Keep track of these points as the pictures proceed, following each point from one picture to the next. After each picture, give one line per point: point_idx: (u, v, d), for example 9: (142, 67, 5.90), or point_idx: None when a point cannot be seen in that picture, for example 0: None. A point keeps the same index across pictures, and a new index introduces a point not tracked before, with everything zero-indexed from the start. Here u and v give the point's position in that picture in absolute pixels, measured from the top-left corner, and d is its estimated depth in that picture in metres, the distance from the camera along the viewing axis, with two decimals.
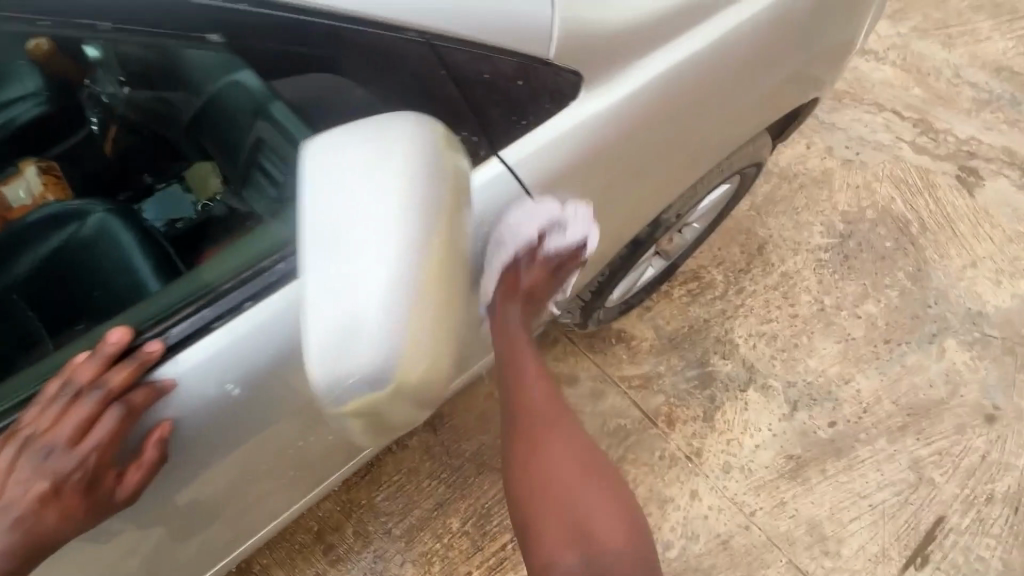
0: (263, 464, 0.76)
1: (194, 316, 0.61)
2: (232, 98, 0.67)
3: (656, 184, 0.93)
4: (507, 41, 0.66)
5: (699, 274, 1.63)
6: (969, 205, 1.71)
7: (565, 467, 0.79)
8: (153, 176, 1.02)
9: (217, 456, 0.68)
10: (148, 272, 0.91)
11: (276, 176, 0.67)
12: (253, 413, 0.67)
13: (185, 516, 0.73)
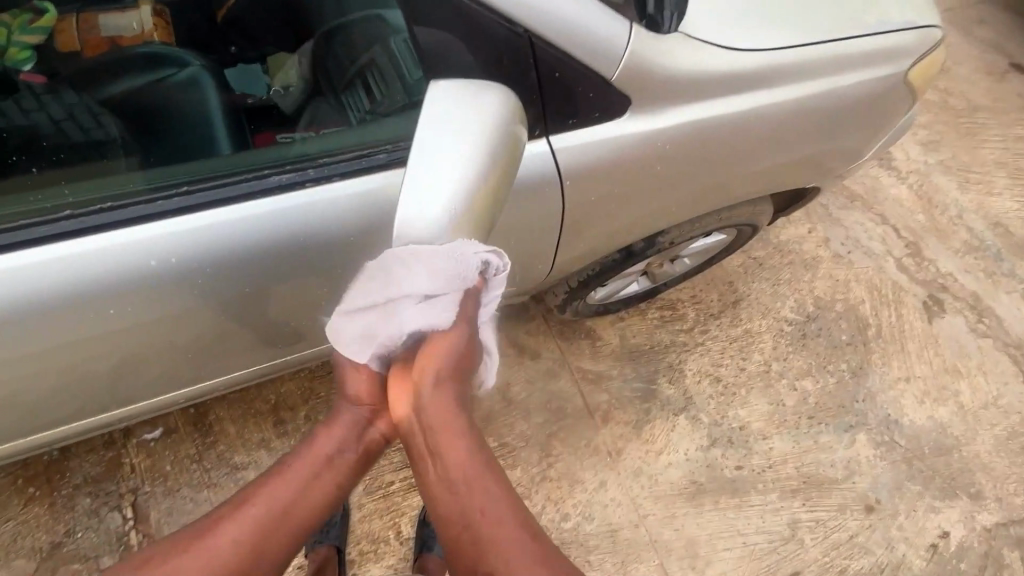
0: (272, 313, 1.01)
1: (275, 178, 0.86)
2: (365, 33, 0.91)
3: (660, 210, 1.06)
4: (584, 59, 0.80)
5: (675, 305, 1.81)
6: (924, 329, 1.89)
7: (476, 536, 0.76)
8: (237, 49, 1.13)
9: (248, 287, 0.92)
10: (221, 130, 1.01)
11: (373, 92, 0.91)
12: (286, 261, 0.91)
13: (204, 327, 0.97)
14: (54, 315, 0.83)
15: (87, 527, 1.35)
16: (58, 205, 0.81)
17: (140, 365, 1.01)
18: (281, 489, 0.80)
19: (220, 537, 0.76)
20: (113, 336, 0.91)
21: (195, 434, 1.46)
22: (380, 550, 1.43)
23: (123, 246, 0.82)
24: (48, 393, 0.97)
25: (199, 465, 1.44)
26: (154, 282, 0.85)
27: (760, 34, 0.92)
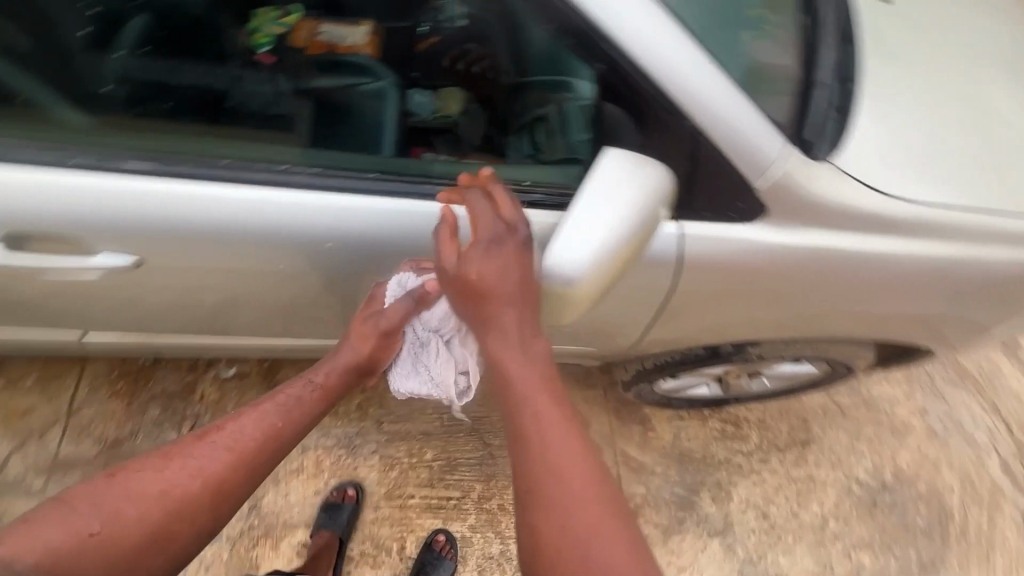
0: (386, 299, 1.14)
1: (445, 187, 0.98)
2: (548, 91, 1.00)
3: (762, 321, 1.07)
4: (736, 163, 0.85)
5: (740, 422, 1.73)
6: (1019, 548, 1.66)
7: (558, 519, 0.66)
8: (420, 75, 1.26)
9: (383, 268, 1.05)
10: (389, 134, 1.16)
11: (539, 141, 1.02)
12: (423, 257, 1.03)
13: (327, 291, 1.10)
14: (225, 240, 0.96)
15: (147, 436, 1.48)
16: (269, 158, 0.96)
17: (255, 304, 1.14)
18: (233, 434, 0.89)
19: (218, 445, 0.87)
20: (256, 274, 1.04)
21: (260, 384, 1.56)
22: (379, 557, 1.44)
23: (303, 203, 0.95)
24: (175, 302, 1.11)
25: None
26: (315, 238, 0.98)
27: (914, 186, 0.93)
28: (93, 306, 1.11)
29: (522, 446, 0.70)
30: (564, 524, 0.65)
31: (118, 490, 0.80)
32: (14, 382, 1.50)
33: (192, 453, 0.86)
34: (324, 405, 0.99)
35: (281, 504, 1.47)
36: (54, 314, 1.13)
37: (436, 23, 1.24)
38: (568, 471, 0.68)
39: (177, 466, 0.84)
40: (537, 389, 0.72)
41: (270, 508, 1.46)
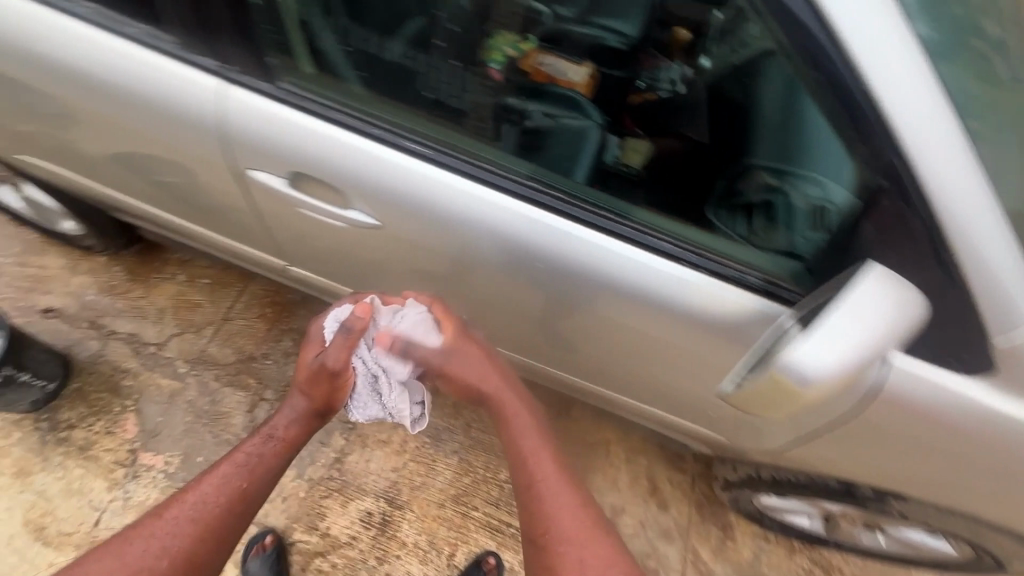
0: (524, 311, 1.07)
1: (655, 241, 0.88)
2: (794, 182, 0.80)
3: (927, 477, 0.97)
4: (986, 314, 0.76)
5: (832, 570, 1.55)
6: None
7: (547, 539, 0.89)
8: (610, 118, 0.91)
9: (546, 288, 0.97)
10: (583, 163, 0.90)
11: (760, 228, 0.85)
12: (592, 295, 0.95)
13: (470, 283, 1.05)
14: (410, 214, 0.92)
15: (276, 361, 1.63)
16: (482, 155, 0.88)
17: (390, 267, 1.11)
18: (205, 491, 0.92)
19: (176, 515, 0.89)
20: (416, 248, 1.00)
21: None
22: (428, 554, 1.46)
23: (504, 211, 0.88)
24: (321, 240, 1.11)
25: None
26: (482, 232, 0.91)
27: None
28: (228, 207, 1.13)
29: (517, 461, 0.96)
30: (555, 533, 0.88)
31: (105, 566, 0.84)
32: (195, 278, 1.73)
33: (161, 522, 0.88)
34: (286, 454, 1.01)
35: (362, 466, 1.53)
36: (200, 206, 1.18)
37: (651, 81, 0.89)
38: (554, 495, 0.91)
39: (157, 528, 0.88)
40: (527, 435, 0.98)
41: (351, 467, 1.52)
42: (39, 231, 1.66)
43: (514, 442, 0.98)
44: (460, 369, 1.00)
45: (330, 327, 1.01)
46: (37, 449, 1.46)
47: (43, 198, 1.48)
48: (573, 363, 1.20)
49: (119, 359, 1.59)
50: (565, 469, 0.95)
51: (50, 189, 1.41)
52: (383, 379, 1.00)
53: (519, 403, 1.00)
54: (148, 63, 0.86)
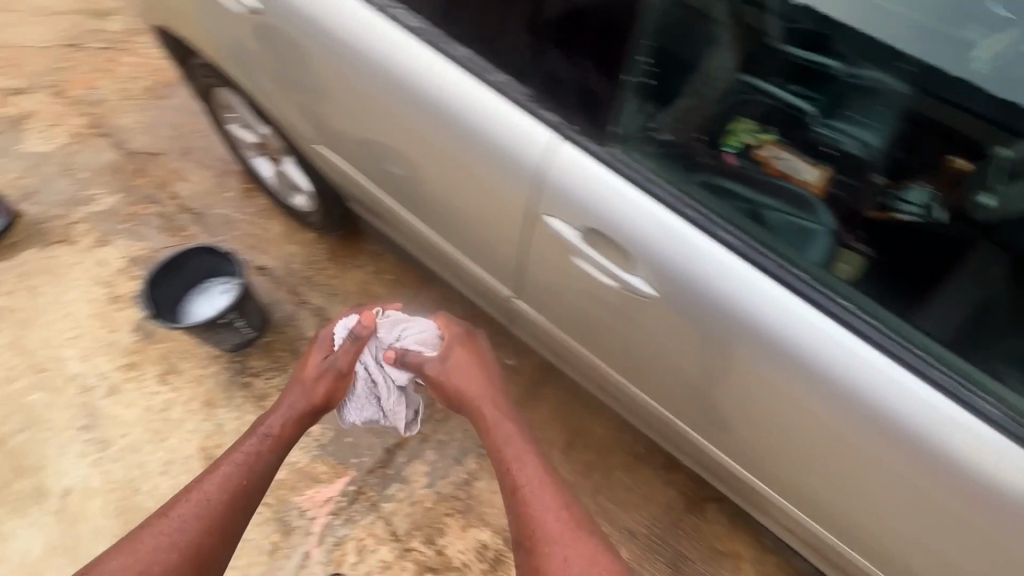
0: (683, 364, 1.00)
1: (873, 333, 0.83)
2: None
3: None
4: None
5: None
6: None
7: (529, 540, 1.06)
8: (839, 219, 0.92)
9: (727, 348, 0.91)
10: (813, 250, 0.86)
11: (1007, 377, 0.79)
12: (777, 368, 0.88)
13: (638, 322, 0.99)
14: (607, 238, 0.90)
15: None
16: (711, 202, 0.85)
17: (553, 284, 1.08)
18: (208, 481, 1.11)
19: (181, 507, 1.07)
20: (594, 273, 0.97)
21: (531, 379, 1.73)
22: None
23: (711, 259, 0.86)
24: (495, 238, 1.09)
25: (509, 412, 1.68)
26: (783, 347, 0.86)
27: None
28: (472, 231, 1.14)
29: (506, 468, 1.15)
30: (541, 538, 1.05)
31: (125, 554, 1.00)
32: (381, 272, 1.88)
33: (175, 512, 1.06)
34: (278, 449, 1.20)
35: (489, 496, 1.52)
36: (439, 219, 1.22)
37: (896, 200, 0.95)
38: (540, 502, 1.09)
39: (168, 520, 1.05)
40: (515, 445, 1.17)
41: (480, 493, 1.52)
42: (275, 200, 1.92)
43: (497, 446, 1.18)
44: (459, 371, 1.26)
45: (338, 332, 1.30)
46: (224, 386, 1.63)
47: (297, 176, 1.72)
48: (712, 434, 1.11)
49: (305, 327, 1.76)
50: (545, 472, 1.14)
51: (307, 167, 1.63)
52: (385, 381, 1.31)
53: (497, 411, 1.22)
54: (497, 108, 0.90)
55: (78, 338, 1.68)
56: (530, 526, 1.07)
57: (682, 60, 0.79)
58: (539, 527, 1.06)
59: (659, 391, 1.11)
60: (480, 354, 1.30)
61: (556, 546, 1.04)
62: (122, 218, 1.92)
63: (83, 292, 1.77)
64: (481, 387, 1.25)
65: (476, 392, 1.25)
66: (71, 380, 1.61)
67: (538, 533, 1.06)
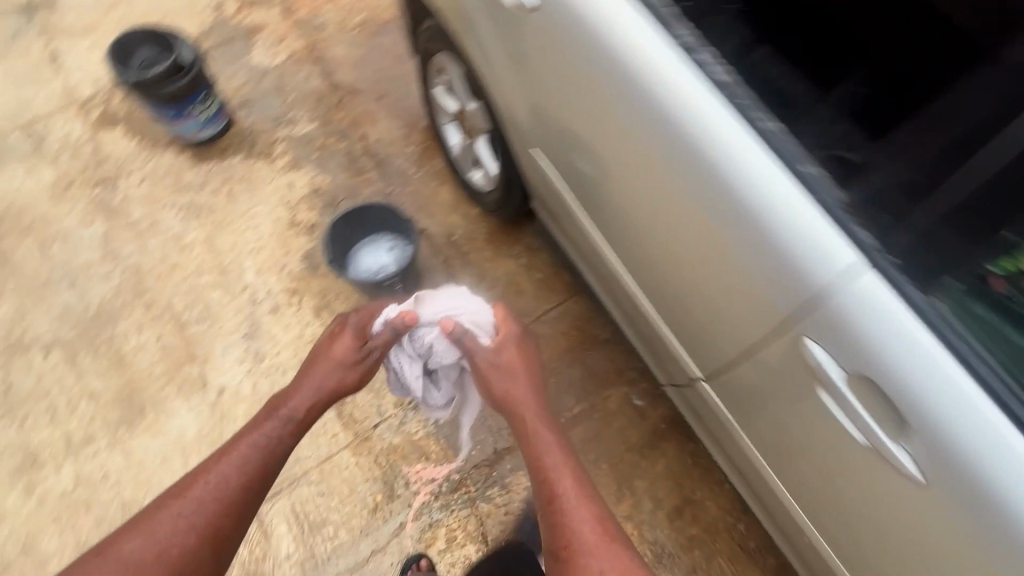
0: (839, 459, 0.84)
1: None
2: None
3: None
4: None
5: None
6: None
7: (560, 555, 1.03)
8: None
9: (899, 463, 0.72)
10: None
11: None
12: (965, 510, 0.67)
13: (796, 396, 0.84)
14: (782, 289, 0.75)
15: (558, 386, 1.68)
16: (933, 283, 0.66)
17: (720, 334, 0.96)
18: (228, 461, 1.12)
19: (197, 486, 1.09)
20: (764, 331, 0.84)
21: (658, 427, 1.64)
22: None
23: (911, 354, 0.65)
24: (679, 275, 1.00)
25: (624, 453, 1.60)
26: (960, 475, 0.65)
27: None
28: (661, 276, 1.05)
29: (542, 474, 1.11)
30: (573, 555, 1.01)
31: (145, 530, 1.03)
32: (532, 268, 1.85)
33: (192, 491, 1.08)
34: (300, 427, 1.20)
35: None
36: (634, 252, 1.14)
37: None
38: (577, 517, 1.04)
39: (183, 499, 1.07)
40: (553, 454, 1.13)
41: None
42: (452, 167, 1.93)
43: (537, 451, 1.14)
44: (512, 378, 1.19)
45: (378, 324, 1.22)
46: None
47: (488, 152, 1.70)
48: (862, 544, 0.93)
49: None
50: (582, 484, 1.09)
51: (501, 149, 1.60)
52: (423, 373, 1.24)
53: (537, 413, 1.18)
54: (704, 114, 0.77)
55: (257, 251, 1.83)
56: (564, 537, 1.03)
57: (959, 116, 0.65)
58: (571, 542, 1.02)
59: (810, 479, 0.96)
60: (528, 356, 1.24)
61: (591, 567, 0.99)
62: (315, 148, 2.03)
63: (270, 210, 1.91)
64: (529, 396, 1.19)
65: (524, 391, 1.19)
66: (245, 289, 1.77)
67: (573, 549, 1.02)
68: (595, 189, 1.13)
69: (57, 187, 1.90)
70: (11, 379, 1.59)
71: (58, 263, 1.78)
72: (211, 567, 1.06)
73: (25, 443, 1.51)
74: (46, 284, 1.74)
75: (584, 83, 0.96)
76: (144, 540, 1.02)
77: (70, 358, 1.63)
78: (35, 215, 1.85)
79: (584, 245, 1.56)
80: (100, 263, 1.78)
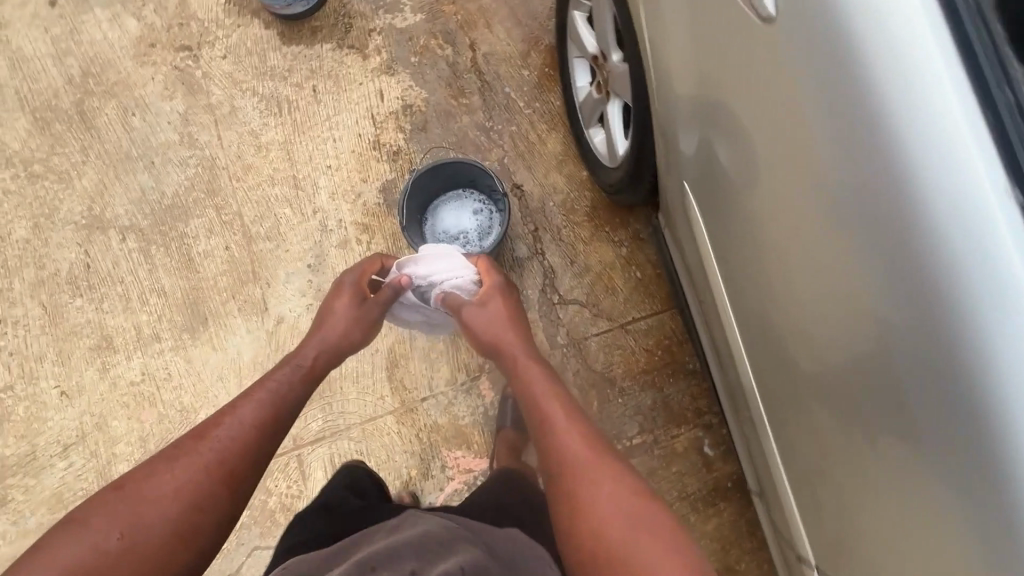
0: None
1: None
2: None
3: None
4: None
5: None
6: None
7: (568, 504, 0.87)
8: None
9: None
10: None
11: None
12: None
13: (895, 534, 0.69)
14: (952, 456, 0.56)
15: (625, 407, 1.50)
16: None
17: (826, 435, 0.79)
18: (250, 405, 1.02)
19: (219, 425, 0.97)
20: (892, 471, 0.66)
21: (719, 481, 1.46)
22: None
23: None
24: (803, 359, 0.79)
25: (675, 499, 1.46)
26: None
27: None
28: (781, 317, 0.82)
29: (539, 417, 0.99)
30: (587, 509, 0.84)
31: (159, 467, 0.89)
32: (632, 263, 1.57)
33: (214, 428, 0.96)
34: (312, 380, 1.16)
35: None
36: (758, 309, 0.91)
37: None
38: (579, 453, 0.91)
39: (213, 433, 0.95)
40: (540, 385, 1.05)
41: None
42: (570, 116, 1.57)
43: (526, 384, 1.06)
44: (495, 322, 1.20)
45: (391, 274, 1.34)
46: None
47: (620, 125, 1.35)
48: None
49: (528, 283, 1.56)
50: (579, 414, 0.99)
51: (636, 131, 1.23)
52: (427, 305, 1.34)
53: (526, 353, 1.14)
54: (959, 204, 0.51)
55: (334, 170, 1.64)
56: (571, 481, 0.88)
57: None
58: (581, 486, 0.87)
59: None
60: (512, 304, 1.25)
61: (603, 501, 0.84)
62: (416, 50, 1.69)
63: (355, 123, 1.67)
64: (519, 341, 1.16)
65: (510, 331, 1.18)
66: (316, 213, 1.62)
67: (582, 489, 0.86)
68: (733, 206, 0.90)
69: (141, 45, 1.73)
70: (92, 257, 1.61)
71: (138, 137, 1.68)
72: (226, 516, 0.91)
73: (101, 325, 1.56)
74: (127, 160, 1.67)
75: (775, 84, 0.67)
76: (159, 481, 0.88)
77: (145, 248, 1.61)
78: (118, 75, 1.71)
79: (699, 280, 1.29)
80: (178, 147, 1.67)
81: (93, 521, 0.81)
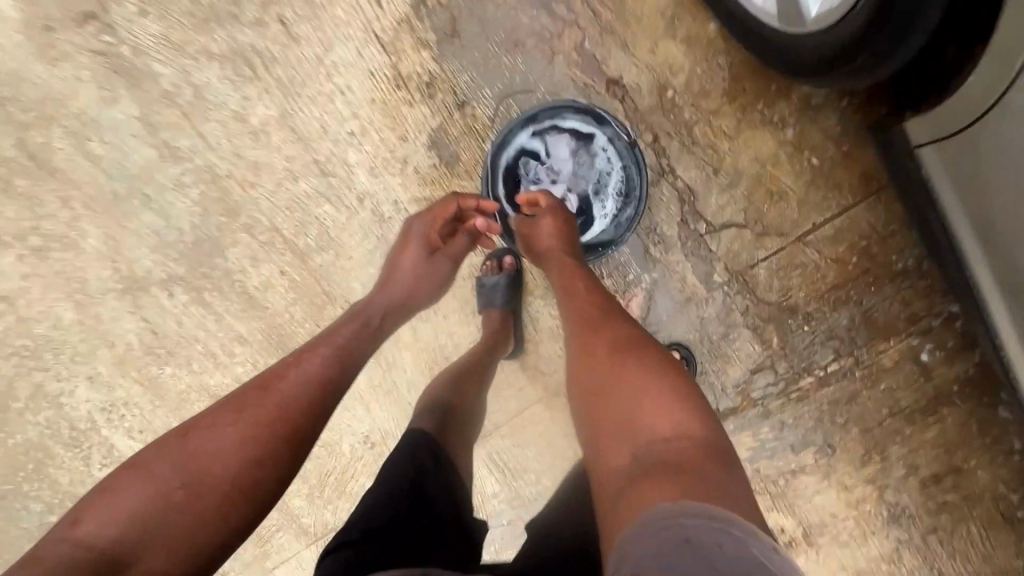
0: None
1: None
2: None
3: None
4: None
5: None
6: None
7: (586, 389, 0.82)
8: None
9: None
10: None
11: None
12: None
13: None
14: None
15: (815, 334, 1.20)
16: None
17: None
18: (323, 348, 0.93)
19: (295, 365, 0.89)
20: None
21: (943, 384, 1.22)
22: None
23: None
24: None
25: (886, 415, 1.25)
26: None
27: None
28: None
29: (570, 302, 0.95)
30: (596, 391, 0.79)
31: (226, 409, 0.82)
32: (801, 147, 1.12)
33: (285, 370, 0.88)
34: (378, 337, 1.02)
35: (813, 491, 1.31)
36: None
37: None
38: (592, 336, 0.85)
39: (292, 373, 0.87)
40: (575, 287, 0.96)
41: (804, 487, 1.31)
42: None
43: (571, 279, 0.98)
44: (543, 231, 1.07)
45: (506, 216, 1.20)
46: None
47: None
48: None
49: (661, 216, 1.17)
50: (609, 303, 0.92)
51: None
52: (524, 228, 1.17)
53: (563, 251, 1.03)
54: None
55: (362, 135, 1.21)
56: (589, 374, 0.82)
57: None
58: (594, 377, 0.81)
59: None
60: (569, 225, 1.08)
61: (621, 370, 0.78)
62: None
63: (357, 56, 1.18)
64: (555, 240, 1.06)
65: (549, 231, 1.06)
66: (363, 200, 1.25)
67: (594, 372, 0.81)
68: None
69: (38, 34, 1.24)
70: (153, 321, 1.41)
71: (112, 167, 1.30)
72: (286, 475, 0.81)
73: (203, 386, 1.43)
74: (117, 200, 1.32)
75: None
76: (225, 423, 0.79)
77: (198, 297, 1.37)
78: (39, 90, 1.27)
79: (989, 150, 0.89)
80: (163, 164, 1.29)
81: (160, 461, 0.75)
